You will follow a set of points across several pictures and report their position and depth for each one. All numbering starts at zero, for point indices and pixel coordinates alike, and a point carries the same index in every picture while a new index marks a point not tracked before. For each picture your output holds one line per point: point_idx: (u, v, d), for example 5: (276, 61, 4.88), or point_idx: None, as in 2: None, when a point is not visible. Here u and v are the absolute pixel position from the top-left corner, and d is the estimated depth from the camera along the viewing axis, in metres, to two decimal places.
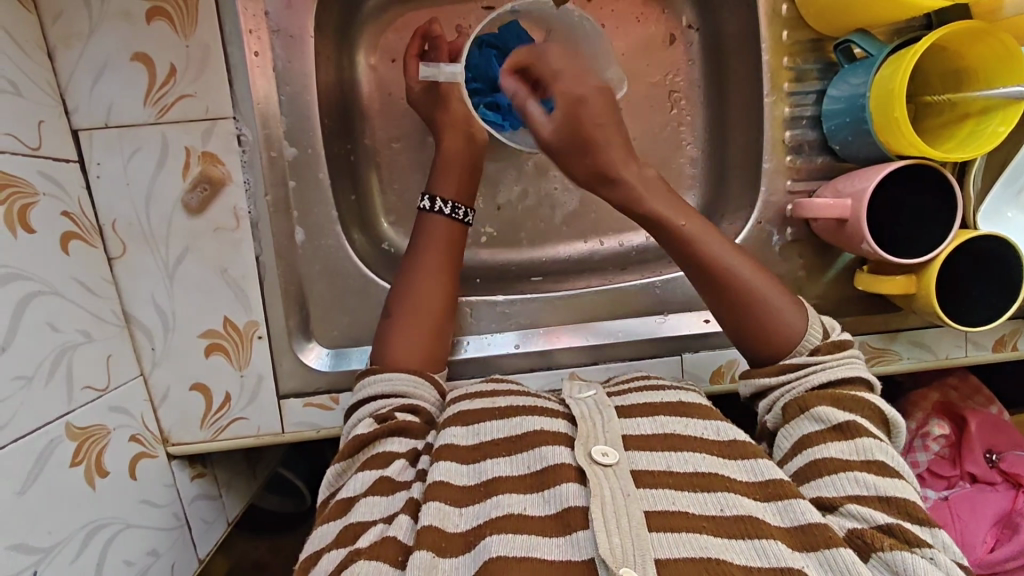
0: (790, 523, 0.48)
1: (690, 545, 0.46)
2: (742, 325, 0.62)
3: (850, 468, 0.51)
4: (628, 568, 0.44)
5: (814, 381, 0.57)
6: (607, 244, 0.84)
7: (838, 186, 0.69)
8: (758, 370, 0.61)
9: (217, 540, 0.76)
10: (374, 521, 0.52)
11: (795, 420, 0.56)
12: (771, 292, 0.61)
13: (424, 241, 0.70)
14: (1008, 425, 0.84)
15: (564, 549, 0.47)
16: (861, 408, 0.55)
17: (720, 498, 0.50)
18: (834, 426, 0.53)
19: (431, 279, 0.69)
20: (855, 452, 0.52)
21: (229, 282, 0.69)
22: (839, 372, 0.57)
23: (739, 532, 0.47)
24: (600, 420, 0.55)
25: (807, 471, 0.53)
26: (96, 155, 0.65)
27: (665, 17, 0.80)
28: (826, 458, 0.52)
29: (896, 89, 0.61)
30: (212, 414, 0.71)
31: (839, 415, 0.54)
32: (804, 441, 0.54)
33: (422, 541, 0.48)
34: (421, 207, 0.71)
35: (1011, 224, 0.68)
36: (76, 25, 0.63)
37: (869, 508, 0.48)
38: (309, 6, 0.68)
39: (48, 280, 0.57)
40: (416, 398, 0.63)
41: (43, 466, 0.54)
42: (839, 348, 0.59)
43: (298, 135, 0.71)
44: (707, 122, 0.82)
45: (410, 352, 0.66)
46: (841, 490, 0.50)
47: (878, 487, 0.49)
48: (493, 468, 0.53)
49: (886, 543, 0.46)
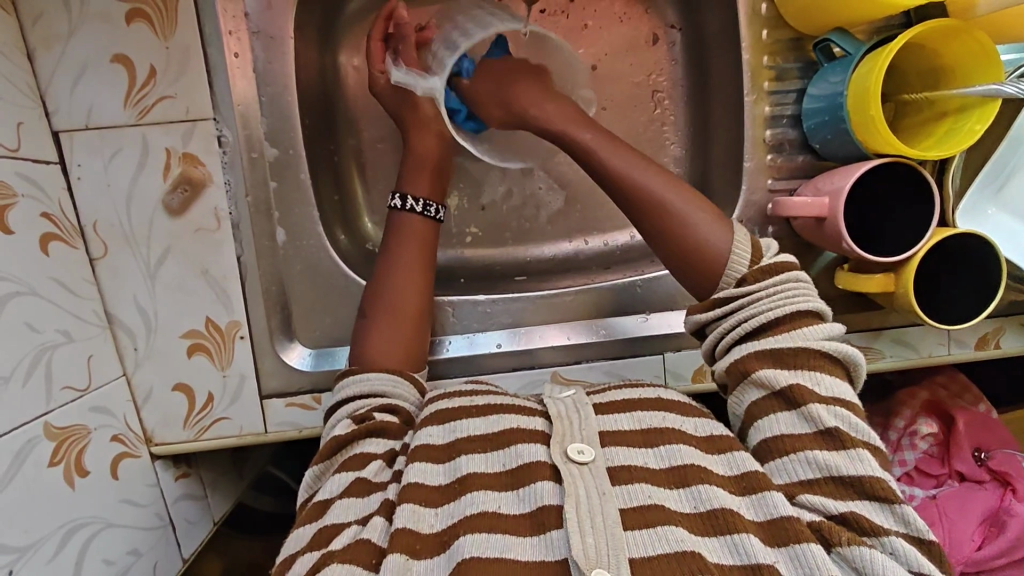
0: (762, 517, 0.48)
1: (663, 542, 0.46)
2: (676, 259, 0.62)
3: (801, 446, 0.50)
4: (602, 568, 0.44)
5: (746, 314, 0.57)
6: (592, 244, 0.85)
7: (818, 184, 0.69)
8: (699, 306, 0.61)
9: (201, 540, 0.77)
10: (349, 522, 0.52)
11: (742, 385, 0.56)
12: (700, 214, 0.61)
13: (398, 239, 0.71)
14: (996, 424, 0.84)
15: (539, 550, 0.47)
16: (805, 358, 0.54)
17: (696, 494, 0.50)
18: (776, 394, 0.53)
19: (408, 281, 0.69)
20: (803, 423, 0.51)
21: (210, 282, 0.69)
22: (772, 307, 0.56)
23: (712, 532, 0.47)
24: (578, 419, 0.55)
25: (762, 449, 0.53)
26: (77, 157, 0.65)
27: (648, 17, 0.80)
28: (777, 435, 0.52)
29: (872, 88, 0.61)
30: (195, 414, 0.71)
31: (781, 377, 0.53)
32: (751, 412, 0.54)
33: (395, 544, 0.48)
34: (392, 205, 0.71)
35: (991, 222, 0.68)
36: (55, 27, 0.63)
37: (823, 497, 0.48)
38: (289, 8, 0.69)
39: (27, 281, 0.58)
40: (394, 397, 0.63)
41: (20, 466, 0.54)
42: (770, 272, 0.58)
43: (280, 136, 0.71)
44: (691, 121, 0.82)
45: (387, 351, 0.66)
46: (792, 475, 0.50)
47: (832, 467, 0.49)
48: (469, 464, 0.53)
49: (843, 537, 0.46)
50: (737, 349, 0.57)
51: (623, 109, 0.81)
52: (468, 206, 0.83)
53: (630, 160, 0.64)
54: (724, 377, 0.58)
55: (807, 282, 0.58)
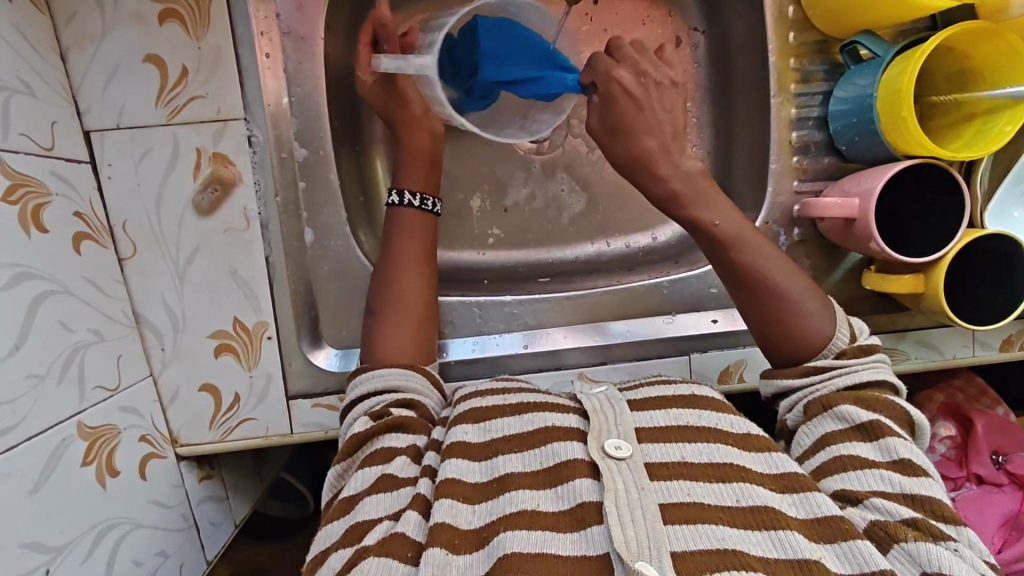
0: (807, 514, 0.48)
1: (706, 537, 0.46)
2: (776, 335, 0.61)
3: (874, 465, 0.51)
4: (644, 561, 0.44)
5: (836, 373, 0.58)
6: (614, 245, 0.85)
7: (846, 185, 0.69)
8: (789, 369, 0.60)
9: (224, 542, 0.76)
10: (380, 518, 0.52)
11: (818, 417, 0.56)
12: (811, 298, 0.61)
13: (398, 233, 0.70)
14: (1015, 426, 0.84)
15: (578, 544, 0.47)
16: (884, 408, 0.55)
17: (738, 488, 0.49)
18: (855, 425, 0.54)
19: (410, 276, 0.69)
20: (877, 451, 0.52)
21: (238, 283, 0.69)
22: (865, 373, 0.57)
23: (756, 523, 0.47)
24: (613, 414, 0.55)
25: (830, 463, 0.53)
26: (107, 156, 0.65)
27: (672, 19, 0.81)
28: (853, 454, 0.52)
29: (904, 88, 0.62)
30: (221, 415, 0.71)
31: (864, 415, 0.54)
32: (825, 438, 0.55)
33: (435, 538, 0.47)
34: (390, 202, 0.71)
35: (1016, 224, 0.69)
36: (88, 27, 0.63)
37: (892, 503, 0.49)
38: (320, 9, 0.69)
39: (60, 280, 0.57)
40: (409, 391, 0.63)
41: (55, 466, 0.54)
42: (865, 351, 0.59)
43: (309, 135, 0.71)
44: (714, 124, 0.82)
45: (398, 349, 0.66)
46: (862, 485, 0.51)
47: (903, 485, 0.50)
48: (506, 464, 0.53)
49: (909, 535, 0.46)
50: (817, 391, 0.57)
51: None
52: (491, 207, 0.83)
53: (768, 257, 0.61)
54: (800, 420, 0.58)
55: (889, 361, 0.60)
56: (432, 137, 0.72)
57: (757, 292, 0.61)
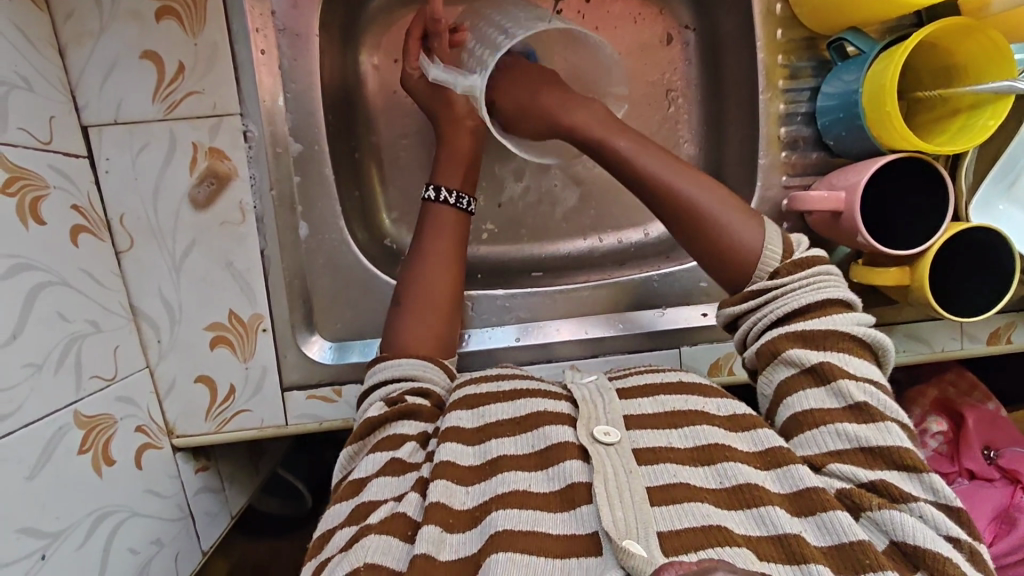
0: (790, 489, 0.49)
1: (691, 514, 0.47)
2: (705, 254, 0.64)
3: (832, 419, 0.52)
4: (630, 539, 0.45)
5: (777, 301, 0.58)
6: (606, 241, 0.86)
7: (831, 181, 0.70)
8: (731, 298, 0.62)
9: (221, 533, 0.77)
10: (386, 498, 0.53)
11: (772, 365, 0.57)
12: (728, 211, 0.63)
13: (429, 231, 0.71)
14: (1005, 421, 0.85)
15: (567, 523, 0.47)
16: (831, 340, 0.55)
17: (722, 469, 0.50)
18: (805, 370, 0.55)
19: (445, 272, 0.70)
20: (832, 398, 0.53)
21: (234, 276, 0.70)
22: (805, 295, 0.58)
23: (739, 503, 0.48)
24: (602, 402, 0.56)
25: (791, 425, 0.54)
26: (105, 151, 0.66)
27: (662, 17, 0.82)
28: (809, 409, 0.53)
29: (888, 83, 0.63)
30: (217, 406, 0.72)
31: (811, 356, 0.55)
32: (782, 390, 0.56)
33: (431, 516, 0.48)
34: (427, 197, 0.72)
35: (1002, 217, 0.70)
36: (86, 24, 0.64)
37: (853, 465, 0.50)
38: (314, 6, 0.70)
39: (58, 271, 0.58)
40: (423, 380, 0.63)
41: (52, 453, 0.55)
42: (802, 266, 0.59)
43: (304, 131, 0.72)
44: (704, 120, 0.83)
45: (426, 339, 0.67)
46: (822, 446, 0.51)
47: (861, 437, 0.51)
48: (500, 447, 0.54)
49: (873, 502, 0.47)
50: (768, 334, 0.58)
51: (637, 108, 0.82)
52: (484, 202, 0.84)
53: (691, 183, 0.64)
54: (756, 360, 0.59)
55: (838, 274, 0.60)
56: (474, 137, 0.74)
57: (678, 218, 0.64)
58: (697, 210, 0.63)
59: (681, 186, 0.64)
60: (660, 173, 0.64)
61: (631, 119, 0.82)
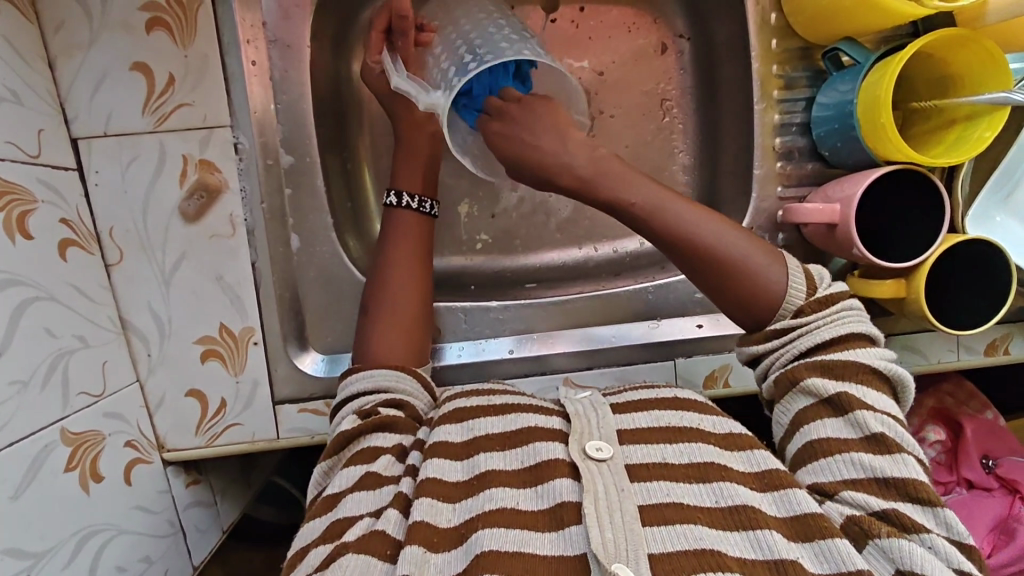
0: (786, 513, 0.49)
1: (682, 537, 0.46)
2: (732, 301, 0.60)
3: (847, 448, 0.51)
4: (620, 563, 0.44)
5: (800, 336, 0.57)
6: (601, 251, 0.85)
7: (827, 192, 0.70)
8: (753, 337, 0.60)
9: (212, 547, 0.77)
10: (362, 514, 0.52)
11: (790, 394, 0.56)
12: (762, 258, 0.59)
13: (394, 236, 0.71)
14: (1004, 431, 0.84)
15: (558, 543, 0.47)
16: (854, 372, 0.54)
17: (717, 489, 0.50)
18: (823, 400, 0.54)
19: (405, 274, 0.69)
20: (850, 427, 0.52)
21: (225, 289, 0.69)
22: (831, 332, 0.56)
23: (734, 525, 0.47)
24: (596, 417, 0.56)
25: (803, 452, 0.53)
26: (94, 163, 0.66)
27: (657, 26, 0.81)
28: (823, 438, 0.52)
29: (883, 95, 0.62)
30: (207, 421, 0.71)
31: (831, 386, 0.53)
32: (798, 419, 0.55)
33: (412, 536, 0.48)
34: (388, 203, 0.71)
35: (999, 228, 0.69)
36: (76, 36, 0.64)
37: (864, 494, 0.49)
38: (305, 17, 0.70)
39: (45, 286, 0.58)
40: (399, 391, 0.63)
41: (37, 472, 0.54)
42: (827, 301, 0.57)
43: (295, 143, 0.71)
44: (699, 129, 0.83)
45: (395, 348, 0.66)
46: (835, 475, 0.51)
47: (875, 468, 0.50)
48: (488, 461, 0.53)
49: (883, 530, 0.47)
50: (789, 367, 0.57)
51: (632, 117, 0.82)
52: (479, 213, 0.83)
53: (713, 227, 0.60)
54: (773, 392, 0.58)
55: (861, 305, 0.59)
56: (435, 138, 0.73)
57: (707, 266, 0.60)
58: (728, 258, 0.59)
59: (707, 229, 0.60)
60: (692, 224, 0.60)
61: (626, 129, 0.82)
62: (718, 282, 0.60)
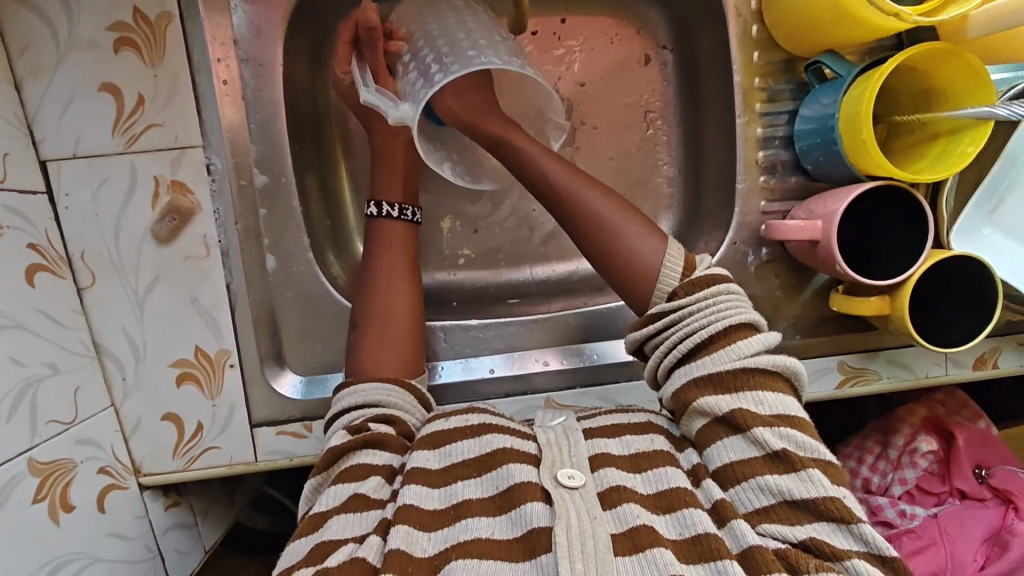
0: (742, 544, 0.47)
1: (655, 564, 0.45)
2: (615, 276, 0.62)
3: (753, 472, 0.50)
4: None
5: (681, 332, 0.56)
6: (586, 265, 0.84)
7: (811, 206, 0.68)
8: (636, 323, 0.60)
9: (193, 569, 0.76)
10: (346, 539, 0.51)
11: (686, 411, 0.55)
12: (644, 236, 0.61)
13: (380, 247, 0.70)
14: (996, 439, 0.83)
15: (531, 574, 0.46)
16: (737, 377, 0.53)
17: (682, 518, 0.48)
18: (717, 418, 0.53)
19: (395, 284, 0.68)
20: (751, 447, 0.51)
21: (200, 311, 0.68)
22: (705, 322, 0.55)
23: (697, 556, 0.46)
24: (568, 445, 0.54)
25: (714, 480, 0.52)
26: (64, 186, 0.64)
27: (640, 37, 0.80)
28: (727, 463, 0.51)
29: (865, 110, 0.61)
30: (184, 444, 0.70)
31: (722, 403, 0.53)
32: (700, 440, 0.54)
33: (389, 565, 0.47)
34: (370, 213, 0.70)
35: (985, 243, 0.68)
36: (43, 57, 0.62)
37: (779, 523, 0.48)
38: (277, 33, 0.68)
39: (12, 314, 0.57)
40: (388, 405, 0.62)
41: (2, 505, 0.54)
42: (701, 289, 0.57)
43: (269, 162, 0.70)
44: (683, 142, 0.82)
45: (395, 358, 0.66)
46: (749, 504, 0.50)
47: (784, 491, 0.49)
48: (465, 491, 0.53)
49: (810, 564, 0.45)
50: (677, 372, 0.56)
51: (614, 130, 0.81)
52: (461, 228, 0.82)
53: (592, 195, 0.63)
54: (670, 402, 0.57)
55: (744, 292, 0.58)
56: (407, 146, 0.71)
57: (596, 238, 0.62)
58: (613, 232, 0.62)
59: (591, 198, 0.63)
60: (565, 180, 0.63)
61: (608, 141, 0.81)
62: (598, 247, 0.62)
